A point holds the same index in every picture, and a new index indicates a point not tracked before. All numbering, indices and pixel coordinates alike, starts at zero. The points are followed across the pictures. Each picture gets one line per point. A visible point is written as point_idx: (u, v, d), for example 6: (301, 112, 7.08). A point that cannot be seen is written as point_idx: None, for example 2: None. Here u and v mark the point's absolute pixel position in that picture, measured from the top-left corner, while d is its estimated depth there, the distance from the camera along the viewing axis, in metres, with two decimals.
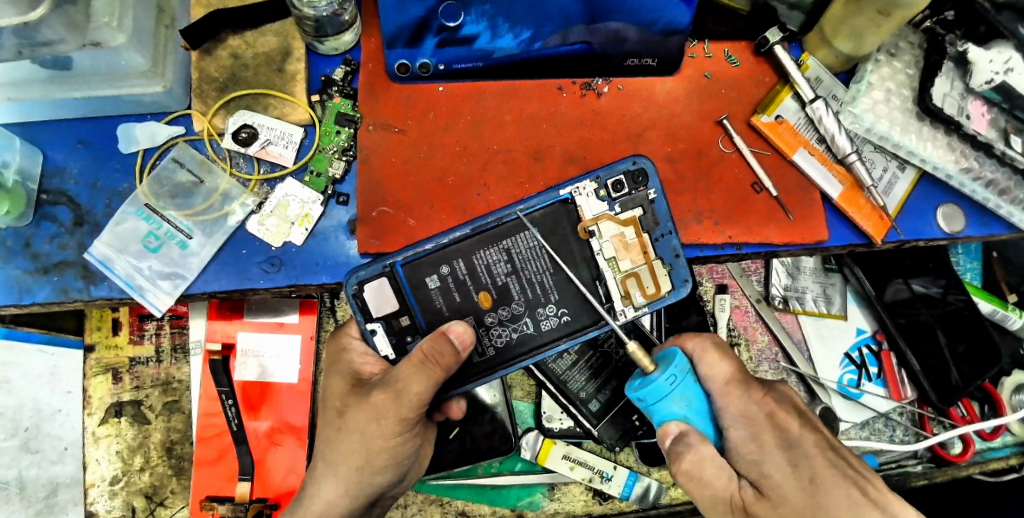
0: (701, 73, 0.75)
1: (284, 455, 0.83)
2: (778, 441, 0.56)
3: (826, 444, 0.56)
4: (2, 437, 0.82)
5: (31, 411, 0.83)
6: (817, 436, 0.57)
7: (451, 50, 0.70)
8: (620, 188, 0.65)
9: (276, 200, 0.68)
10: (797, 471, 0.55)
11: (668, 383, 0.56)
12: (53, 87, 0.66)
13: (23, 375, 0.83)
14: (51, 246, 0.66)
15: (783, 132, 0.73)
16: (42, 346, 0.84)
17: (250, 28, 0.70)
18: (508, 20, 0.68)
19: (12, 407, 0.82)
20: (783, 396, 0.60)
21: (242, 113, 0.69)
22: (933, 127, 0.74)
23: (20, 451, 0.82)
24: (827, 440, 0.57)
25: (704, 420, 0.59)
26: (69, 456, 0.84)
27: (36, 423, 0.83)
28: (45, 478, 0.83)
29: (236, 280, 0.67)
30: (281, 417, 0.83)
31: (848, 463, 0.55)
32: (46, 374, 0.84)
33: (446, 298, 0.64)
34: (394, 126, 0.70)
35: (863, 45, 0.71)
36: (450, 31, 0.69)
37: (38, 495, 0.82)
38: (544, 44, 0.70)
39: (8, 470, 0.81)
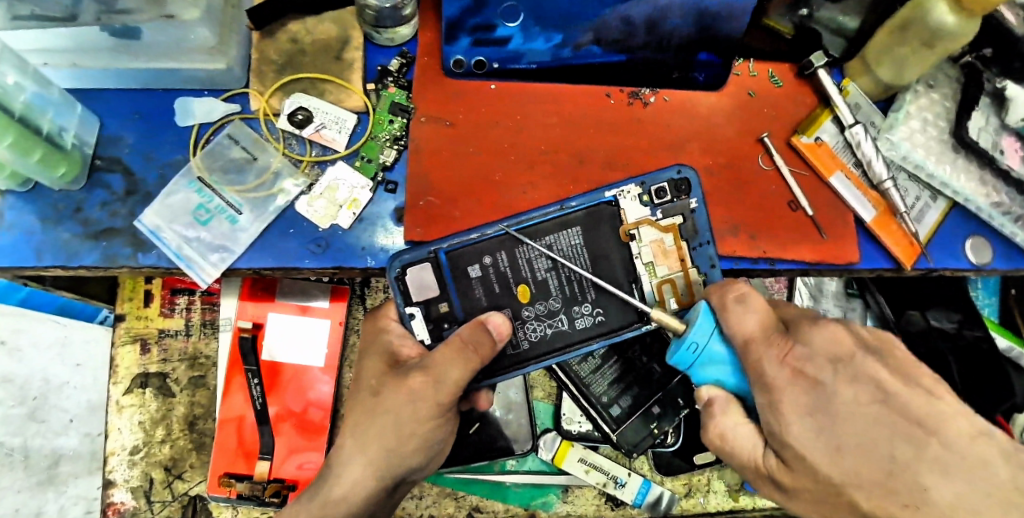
0: (744, 91, 0.76)
1: (291, 439, 0.83)
2: (804, 405, 0.52)
3: (874, 399, 0.51)
4: (9, 404, 0.79)
5: (40, 382, 0.81)
6: (860, 386, 0.51)
7: (485, 49, 0.72)
8: (663, 195, 0.67)
9: (326, 183, 0.69)
10: (823, 437, 0.51)
11: (692, 351, 0.58)
12: (117, 56, 0.67)
13: (34, 344, 0.82)
14: (102, 213, 0.67)
15: (821, 153, 0.75)
16: (55, 317, 0.83)
17: (311, 15, 0.73)
18: (539, 23, 0.70)
19: (20, 376, 0.80)
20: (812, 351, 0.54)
21: (298, 96, 0.70)
22: (967, 159, 0.76)
23: (26, 421, 0.80)
24: (878, 388, 0.51)
25: (740, 378, 0.59)
26: (74, 429, 0.83)
27: (44, 393, 0.81)
28: (49, 449, 0.81)
29: (283, 259, 0.68)
30: (286, 404, 0.83)
31: (904, 416, 0.50)
32: (55, 346, 0.83)
33: (486, 289, 0.65)
34: (444, 119, 0.71)
35: (905, 74, 0.72)
36: (484, 31, 0.71)
37: (41, 465, 0.80)
38: (573, 50, 0.73)
39: (16, 437, 0.79)
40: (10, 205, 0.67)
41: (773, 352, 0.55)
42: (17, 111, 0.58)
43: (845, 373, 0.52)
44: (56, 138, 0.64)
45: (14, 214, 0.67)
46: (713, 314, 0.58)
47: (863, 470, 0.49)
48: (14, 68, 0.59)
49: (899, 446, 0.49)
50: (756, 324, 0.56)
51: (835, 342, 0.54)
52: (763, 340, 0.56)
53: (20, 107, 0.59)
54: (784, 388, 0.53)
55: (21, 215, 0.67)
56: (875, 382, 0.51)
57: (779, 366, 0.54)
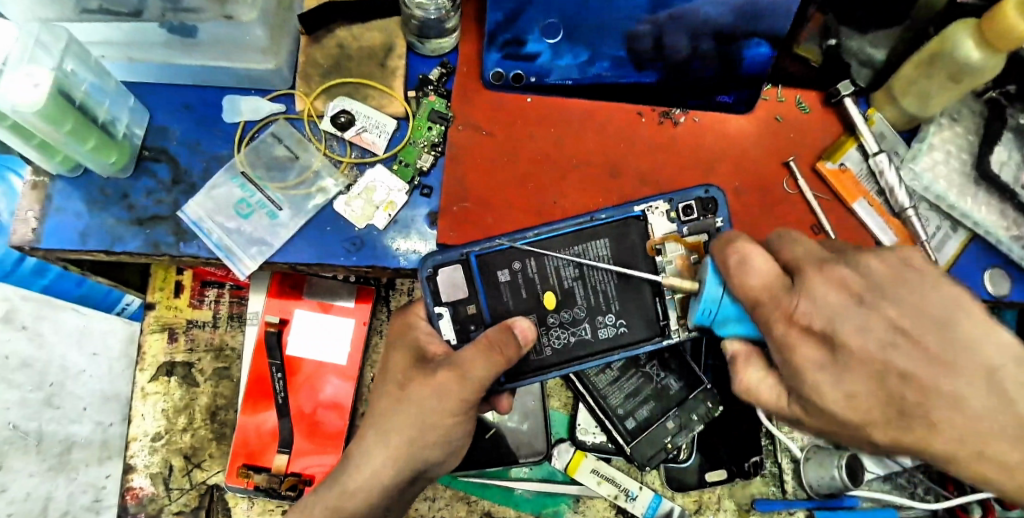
0: (772, 116, 0.78)
1: (301, 439, 0.84)
2: (815, 360, 0.48)
3: (886, 339, 0.45)
4: (29, 388, 0.71)
5: (58, 368, 0.76)
6: (873, 323, 0.46)
7: (514, 63, 0.75)
8: (690, 212, 0.68)
9: (364, 184, 0.72)
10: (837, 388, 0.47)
11: (705, 313, 0.58)
12: (173, 51, 0.70)
13: (55, 331, 0.76)
14: (148, 201, 0.70)
15: (845, 180, 0.76)
16: (77, 305, 0.81)
17: (357, 23, 0.75)
18: (570, 40, 0.74)
19: (41, 361, 0.73)
20: (818, 309, 0.48)
21: (343, 99, 0.73)
22: (988, 192, 0.77)
23: (43, 407, 0.73)
24: (890, 325, 0.46)
25: (756, 329, 0.57)
26: (87, 417, 0.80)
27: (62, 381, 0.76)
28: (63, 435, 0.76)
29: (320, 254, 0.70)
30: (299, 405, 0.85)
31: (918, 348, 0.45)
32: (75, 334, 0.79)
33: (513, 294, 0.67)
34: (481, 129, 0.74)
35: (929, 106, 0.74)
36: (515, 46, 0.74)
37: (53, 451, 0.74)
38: (600, 66, 0.75)
39: (32, 422, 0.71)
40: (59, 189, 0.70)
41: (780, 311, 0.50)
42: (78, 98, 0.61)
43: (853, 322, 0.46)
44: (110, 127, 0.67)
45: (62, 199, 0.70)
46: (715, 271, 0.57)
47: (871, 411, 0.46)
48: (76, 58, 0.61)
49: (908, 388, 0.45)
50: (760, 283, 0.52)
51: (840, 289, 0.48)
52: (771, 302, 0.51)
53: (81, 96, 0.61)
54: (796, 347, 0.49)
55: (69, 200, 0.70)
56: (887, 319, 0.46)
57: (787, 325, 0.49)
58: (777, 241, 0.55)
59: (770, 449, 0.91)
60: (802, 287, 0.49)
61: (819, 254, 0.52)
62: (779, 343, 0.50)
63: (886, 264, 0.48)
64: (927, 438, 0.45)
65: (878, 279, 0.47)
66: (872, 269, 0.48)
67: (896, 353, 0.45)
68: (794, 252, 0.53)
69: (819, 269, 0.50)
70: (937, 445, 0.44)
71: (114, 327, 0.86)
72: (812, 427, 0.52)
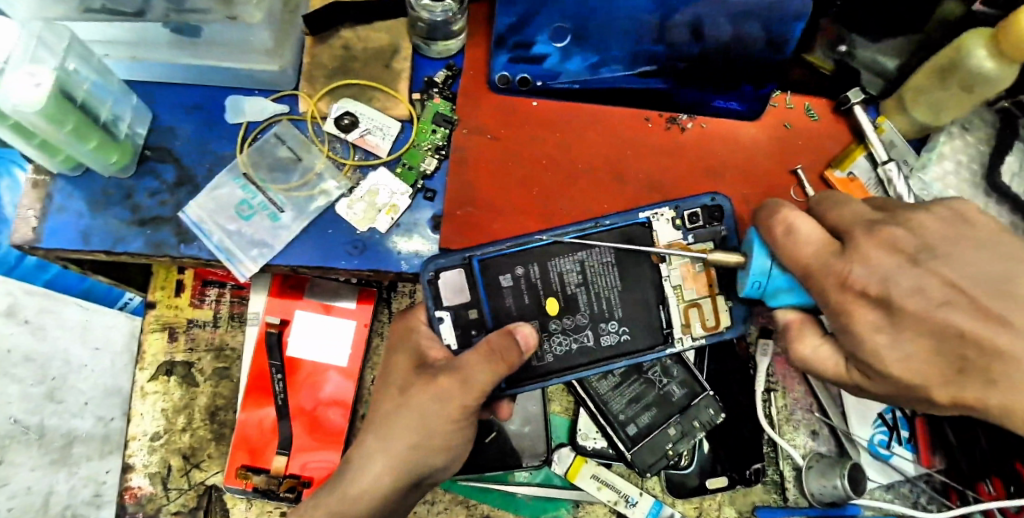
0: (781, 123, 0.77)
1: (302, 436, 0.84)
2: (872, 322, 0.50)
3: (944, 297, 0.47)
4: (31, 382, 0.73)
5: (60, 362, 0.77)
6: (927, 282, 0.48)
7: (522, 66, 0.75)
8: (695, 220, 0.67)
9: (367, 188, 0.71)
10: (895, 350, 0.48)
11: (754, 286, 0.58)
12: (176, 51, 0.69)
13: (60, 327, 0.78)
14: (150, 201, 0.70)
15: (853, 188, 0.74)
16: (80, 301, 0.82)
17: (364, 24, 0.75)
18: (579, 42, 0.74)
19: (44, 355, 0.75)
20: (873, 272, 0.49)
21: (346, 100, 0.73)
22: (999, 202, 0.76)
23: (43, 401, 0.74)
24: (947, 283, 0.48)
25: (808, 298, 0.57)
26: (88, 411, 0.81)
27: (64, 374, 0.77)
28: (64, 429, 0.77)
29: (322, 257, 0.69)
30: (298, 403, 0.84)
31: (975, 307, 0.47)
32: (78, 328, 0.81)
33: (516, 299, 0.66)
34: (486, 131, 0.73)
35: (942, 116, 0.73)
36: (523, 48, 0.74)
37: (55, 445, 0.75)
38: (610, 69, 0.75)
39: (33, 416, 0.72)
40: (61, 188, 0.70)
41: (833, 278, 0.51)
42: (80, 98, 0.60)
43: (908, 281, 0.48)
44: (112, 127, 0.66)
45: (63, 198, 0.69)
46: (761, 242, 0.57)
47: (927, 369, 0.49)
48: (78, 57, 0.60)
49: (968, 346, 0.47)
50: (810, 250, 0.52)
51: (893, 251, 0.50)
52: (822, 268, 0.51)
53: (83, 96, 0.61)
54: (854, 312, 0.50)
55: (70, 199, 0.69)
56: (941, 277, 0.48)
57: (840, 292, 0.50)
58: (819, 208, 0.57)
59: (772, 456, 0.90)
60: (854, 253, 0.51)
61: (868, 216, 0.53)
62: (834, 311, 0.51)
63: (937, 221, 0.51)
64: (985, 391, 0.48)
65: (930, 237, 0.50)
66: (925, 229, 0.50)
67: (952, 311, 0.47)
68: (842, 216, 0.54)
69: (869, 232, 0.51)
70: (993, 399, 0.48)
71: (118, 322, 0.87)
72: (877, 393, 0.54)
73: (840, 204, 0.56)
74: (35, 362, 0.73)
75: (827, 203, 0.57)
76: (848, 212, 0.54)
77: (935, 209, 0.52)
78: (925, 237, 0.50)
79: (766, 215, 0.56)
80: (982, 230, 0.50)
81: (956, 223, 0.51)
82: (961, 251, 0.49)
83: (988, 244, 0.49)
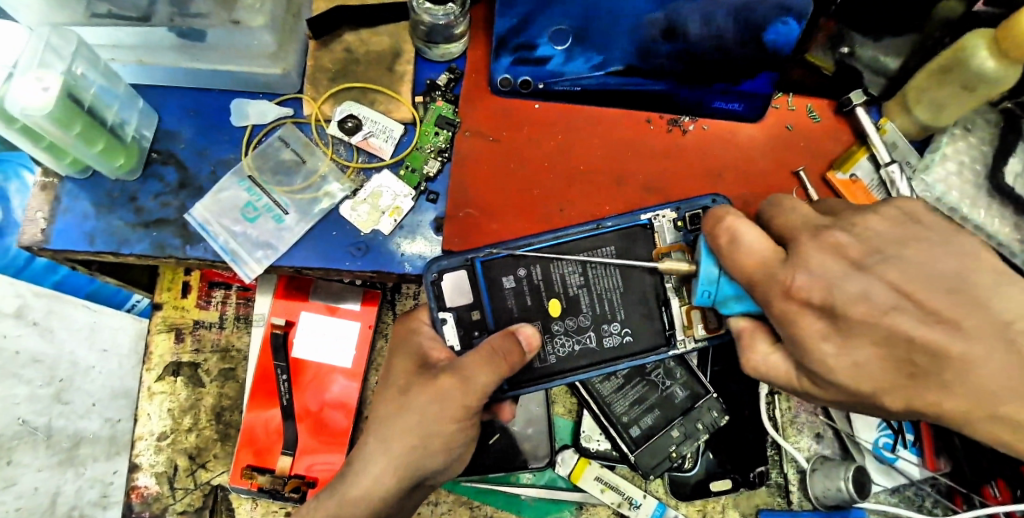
0: (782, 125, 0.77)
1: (305, 438, 0.85)
2: (820, 331, 0.49)
3: (891, 302, 0.46)
4: (38, 384, 0.72)
5: (67, 364, 0.76)
6: (874, 289, 0.47)
7: (525, 69, 0.74)
8: (697, 222, 0.67)
9: (371, 189, 0.72)
10: (842, 358, 0.48)
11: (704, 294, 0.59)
12: (182, 55, 0.70)
13: (66, 327, 0.77)
14: (155, 204, 0.71)
15: (856, 190, 0.74)
16: (88, 302, 0.81)
17: (366, 28, 0.76)
18: (581, 44, 0.72)
19: (50, 357, 0.74)
20: (816, 279, 0.48)
21: (349, 103, 0.73)
22: (1003, 204, 0.76)
23: (52, 402, 0.73)
24: (894, 290, 0.47)
25: (755, 306, 0.56)
26: (95, 413, 0.80)
27: (70, 376, 0.76)
28: (71, 430, 0.76)
29: (325, 259, 0.70)
30: (304, 404, 0.85)
31: (923, 310, 0.46)
32: (86, 330, 0.80)
33: (518, 300, 0.67)
34: (488, 134, 0.73)
35: (943, 114, 0.72)
36: (526, 50, 0.73)
37: (62, 446, 0.75)
38: (612, 70, 0.73)
39: (42, 417, 0.72)
40: (68, 191, 0.70)
41: (777, 287, 0.50)
42: (87, 102, 0.61)
43: (854, 287, 0.47)
44: (118, 130, 0.67)
45: (71, 200, 0.70)
46: (708, 249, 0.57)
47: (882, 380, 0.48)
48: (86, 61, 0.61)
49: (916, 352, 0.46)
50: (755, 260, 0.52)
51: (836, 256, 0.49)
52: (767, 280, 0.51)
53: (90, 99, 0.62)
54: (800, 321, 0.49)
55: (77, 201, 0.70)
56: (889, 283, 0.47)
57: (785, 301, 0.50)
58: (770, 214, 0.57)
59: (775, 459, 0.90)
60: (797, 260, 0.50)
61: (817, 221, 0.53)
62: (780, 319, 0.50)
63: (882, 222, 0.50)
64: (940, 397, 0.47)
65: (876, 241, 0.49)
66: (868, 232, 0.50)
67: (901, 317, 0.46)
68: (789, 223, 0.54)
69: (814, 237, 0.51)
70: (949, 403, 0.47)
71: (124, 324, 0.87)
72: (827, 401, 0.53)
73: (788, 208, 0.56)
74: (42, 363, 0.72)
75: (777, 206, 0.56)
76: (797, 218, 0.54)
77: (884, 211, 0.51)
78: (871, 241, 0.49)
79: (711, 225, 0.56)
80: (931, 228, 0.49)
81: (904, 223, 0.50)
82: (908, 252, 0.48)
83: (937, 242, 0.49)
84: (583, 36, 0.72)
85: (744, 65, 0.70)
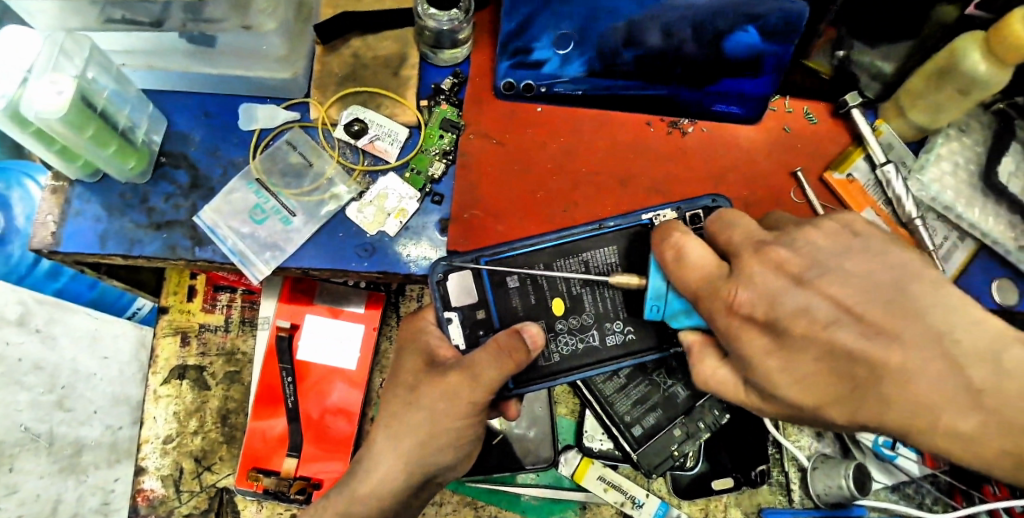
0: (781, 126, 0.79)
1: (310, 445, 0.85)
2: (762, 347, 0.50)
3: (831, 317, 0.47)
4: (40, 391, 0.71)
5: (69, 371, 0.76)
6: (814, 303, 0.48)
7: (523, 72, 0.76)
8: (697, 221, 0.68)
9: (377, 191, 0.73)
10: (786, 371, 0.48)
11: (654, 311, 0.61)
12: (194, 60, 0.72)
13: (68, 334, 0.76)
14: (166, 205, 0.72)
15: (853, 190, 0.76)
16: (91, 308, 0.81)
17: (372, 32, 0.77)
18: (579, 47, 0.74)
19: (51, 363, 0.74)
20: (757, 294, 0.50)
21: (355, 107, 0.75)
22: (997, 204, 0.77)
23: (53, 409, 0.73)
24: (834, 304, 0.47)
25: (703, 321, 0.59)
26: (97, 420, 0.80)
27: (73, 383, 0.76)
28: (73, 437, 0.76)
29: (333, 261, 0.71)
30: (306, 410, 0.86)
31: (863, 326, 0.46)
32: (87, 338, 0.79)
33: (522, 299, 0.68)
34: (492, 137, 0.75)
35: (940, 118, 0.74)
36: (524, 54, 0.75)
37: (64, 453, 0.74)
38: (607, 74, 0.75)
39: (42, 424, 0.71)
40: (79, 194, 0.71)
41: (719, 302, 0.52)
42: (99, 105, 0.62)
43: (791, 303, 0.48)
44: (129, 133, 0.68)
45: (81, 203, 0.71)
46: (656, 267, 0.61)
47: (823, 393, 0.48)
48: (98, 66, 0.63)
49: (856, 365, 0.46)
50: (697, 276, 0.55)
51: (777, 272, 0.50)
52: (710, 295, 0.53)
53: (102, 103, 0.63)
54: (741, 336, 0.51)
55: (88, 204, 0.71)
56: (825, 297, 0.48)
57: (727, 316, 0.52)
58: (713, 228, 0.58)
59: (777, 458, 0.91)
60: (740, 277, 0.51)
61: (759, 236, 0.54)
62: (724, 333, 0.52)
63: (823, 236, 0.51)
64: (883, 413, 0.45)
65: (817, 255, 0.50)
66: (808, 246, 0.51)
67: (841, 331, 0.46)
68: (731, 239, 0.55)
69: (756, 252, 0.52)
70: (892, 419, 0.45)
71: (125, 331, 0.87)
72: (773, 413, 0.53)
73: (728, 224, 0.57)
74: (42, 369, 0.72)
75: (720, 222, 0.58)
76: (738, 233, 0.55)
77: (822, 225, 0.52)
78: (809, 254, 0.50)
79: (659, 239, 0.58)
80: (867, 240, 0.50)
81: (842, 237, 0.51)
82: (846, 263, 0.49)
83: (870, 252, 0.49)
84: (584, 39, 0.73)
85: (741, 63, 0.72)
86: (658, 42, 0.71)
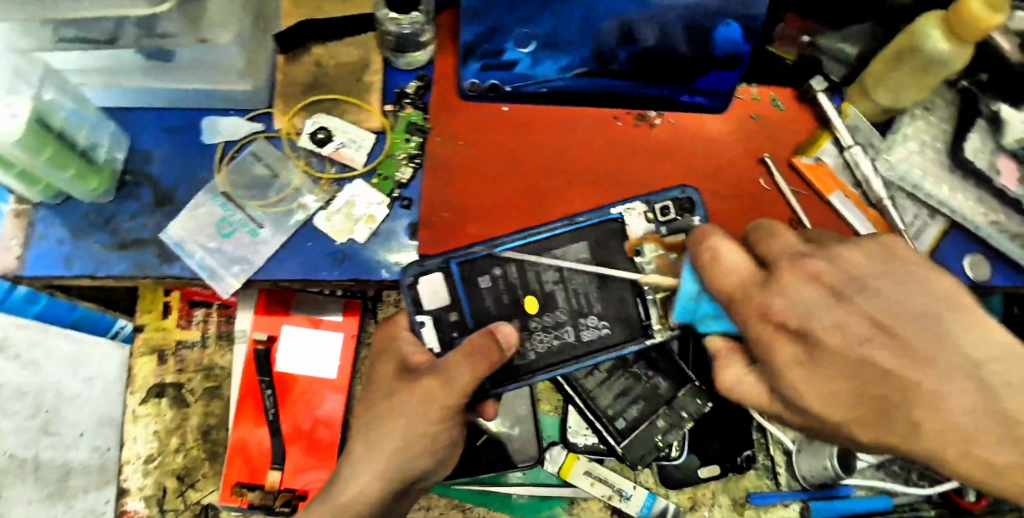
0: (748, 114, 0.79)
1: (298, 456, 0.85)
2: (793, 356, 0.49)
3: (866, 334, 0.47)
4: (26, 415, 0.71)
5: (53, 393, 0.75)
6: (853, 321, 0.47)
7: (493, 74, 0.75)
8: (667, 213, 0.68)
9: (344, 199, 0.72)
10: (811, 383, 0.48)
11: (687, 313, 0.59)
12: (151, 76, 0.70)
13: (48, 359, 0.75)
14: (132, 223, 0.71)
15: (822, 174, 0.76)
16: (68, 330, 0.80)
17: (334, 40, 0.77)
18: (549, 49, 0.73)
19: (36, 386, 0.72)
20: (793, 304, 0.49)
21: (320, 115, 0.74)
22: (964, 179, 0.77)
23: (39, 434, 0.73)
24: (871, 322, 0.47)
25: (733, 326, 0.58)
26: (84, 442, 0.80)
27: (56, 406, 0.76)
28: (60, 461, 0.76)
29: (303, 270, 0.70)
30: (295, 421, 0.85)
31: (897, 343, 0.46)
32: (71, 357, 0.79)
33: (495, 299, 0.67)
34: (461, 139, 0.75)
35: (902, 98, 0.74)
36: (493, 56, 0.74)
37: (51, 478, 0.74)
38: (575, 74, 0.75)
39: (28, 450, 0.70)
40: (42, 217, 0.70)
41: (750, 309, 0.51)
42: (58, 126, 0.61)
43: (828, 318, 0.48)
44: (90, 153, 0.67)
45: (45, 226, 0.70)
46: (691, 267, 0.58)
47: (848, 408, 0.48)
48: (54, 86, 0.62)
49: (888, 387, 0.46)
50: (733, 279, 0.53)
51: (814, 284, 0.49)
52: (742, 300, 0.52)
53: (61, 124, 0.62)
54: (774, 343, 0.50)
55: (52, 227, 0.70)
56: (867, 317, 0.47)
57: (760, 323, 0.51)
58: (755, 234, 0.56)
59: (762, 442, 0.91)
60: (776, 285, 0.50)
61: (796, 248, 0.52)
62: (758, 342, 0.51)
63: (866, 256, 0.50)
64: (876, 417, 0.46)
65: (863, 274, 0.49)
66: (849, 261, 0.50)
67: (874, 349, 0.46)
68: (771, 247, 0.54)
69: (792, 264, 0.51)
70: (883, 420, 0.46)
71: (107, 352, 0.87)
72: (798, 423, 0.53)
73: (772, 232, 0.55)
74: (30, 392, 0.71)
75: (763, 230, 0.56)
76: (777, 243, 0.54)
77: (866, 245, 0.51)
78: (852, 272, 0.49)
79: (693, 242, 0.56)
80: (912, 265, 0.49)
81: (883, 259, 0.50)
82: (886, 286, 0.48)
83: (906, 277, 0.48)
84: (552, 42, 0.72)
85: (716, 59, 0.72)
86: (641, 40, 0.71)
